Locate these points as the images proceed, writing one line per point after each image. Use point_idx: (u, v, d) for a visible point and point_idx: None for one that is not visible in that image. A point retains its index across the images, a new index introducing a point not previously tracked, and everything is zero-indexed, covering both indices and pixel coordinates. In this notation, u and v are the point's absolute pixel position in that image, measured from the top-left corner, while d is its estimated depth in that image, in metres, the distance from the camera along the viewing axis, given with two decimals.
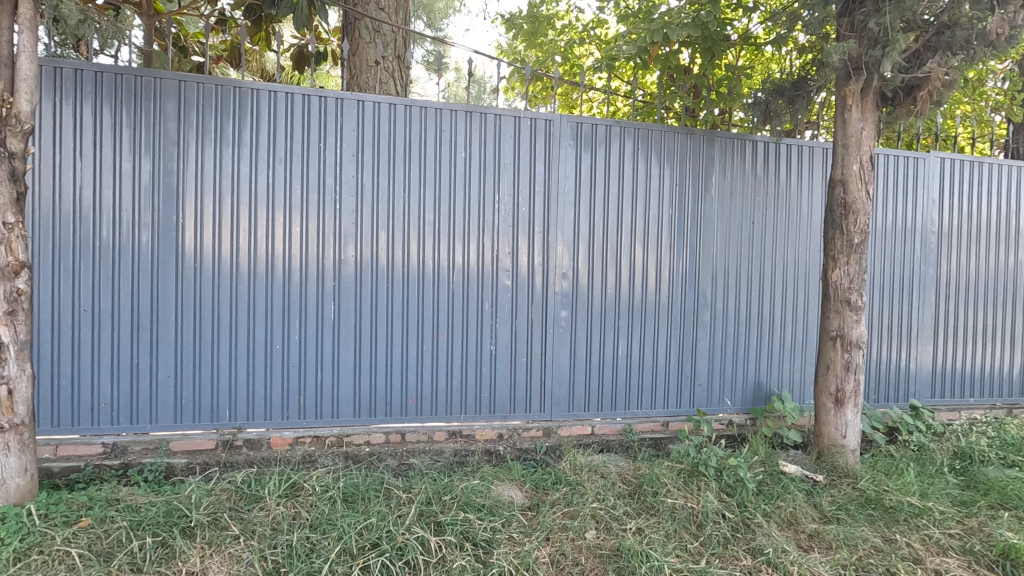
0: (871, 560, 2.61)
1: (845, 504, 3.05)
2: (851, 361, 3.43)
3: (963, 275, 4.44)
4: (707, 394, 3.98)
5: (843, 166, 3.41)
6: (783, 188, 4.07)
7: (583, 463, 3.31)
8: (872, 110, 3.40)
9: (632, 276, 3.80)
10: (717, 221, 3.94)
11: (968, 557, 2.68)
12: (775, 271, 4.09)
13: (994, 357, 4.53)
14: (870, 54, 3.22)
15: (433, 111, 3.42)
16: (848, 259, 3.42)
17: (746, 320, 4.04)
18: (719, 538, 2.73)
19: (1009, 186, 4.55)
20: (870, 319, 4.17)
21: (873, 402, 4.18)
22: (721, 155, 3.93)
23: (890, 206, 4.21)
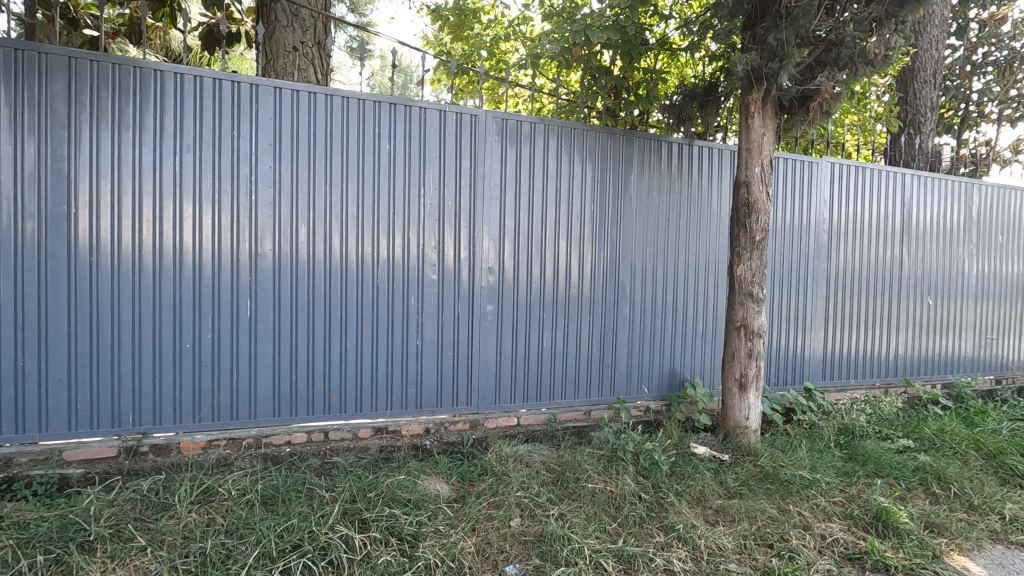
0: (767, 530, 2.86)
1: (747, 480, 3.32)
2: (753, 349, 3.73)
3: (849, 268, 4.92)
4: (627, 382, 4.18)
5: (746, 169, 3.69)
6: (695, 188, 4.33)
7: (509, 454, 3.39)
8: (772, 117, 3.69)
9: (556, 270, 3.91)
10: (636, 218, 4.13)
11: (848, 521, 3.01)
12: (688, 266, 4.35)
13: (874, 342, 5.07)
14: (769, 65, 3.49)
15: (356, 102, 3.34)
16: (751, 255, 3.70)
17: (662, 312, 4.27)
18: (636, 518, 2.90)
19: (887, 190, 5.09)
20: (771, 309, 4.54)
21: (773, 386, 4.56)
22: (639, 154, 4.12)
23: (788, 205, 4.59)
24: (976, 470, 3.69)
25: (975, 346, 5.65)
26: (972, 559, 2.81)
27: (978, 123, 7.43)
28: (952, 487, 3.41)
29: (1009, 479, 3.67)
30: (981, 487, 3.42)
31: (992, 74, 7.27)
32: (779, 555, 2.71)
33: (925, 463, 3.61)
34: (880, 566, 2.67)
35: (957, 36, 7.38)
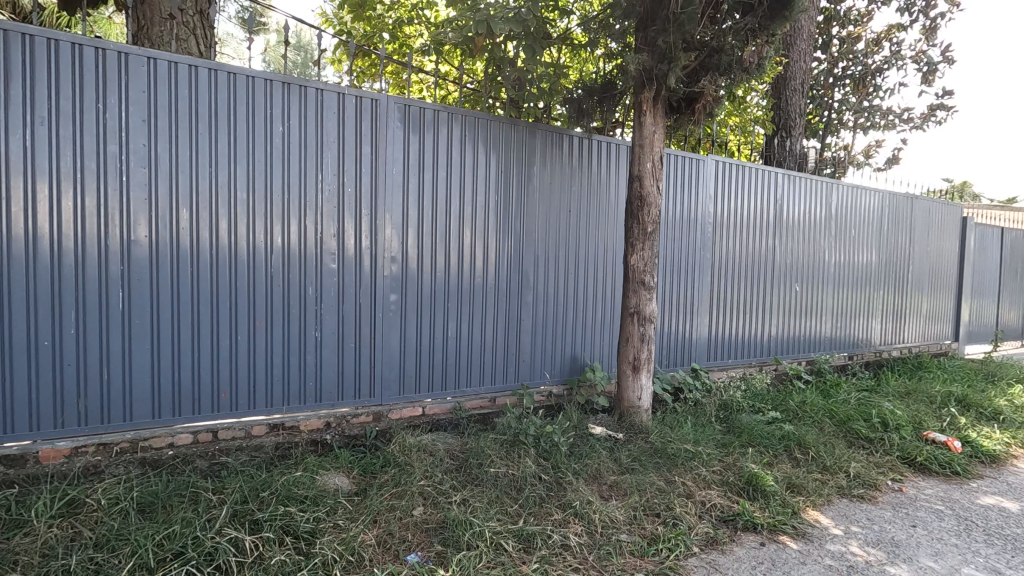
0: (655, 500, 3.09)
1: (638, 456, 3.56)
2: (645, 334, 3.98)
3: (730, 258, 5.37)
4: (530, 368, 4.29)
5: (639, 164, 3.91)
6: (595, 180, 4.51)
7: (412, 443, 3.38)
8: (662, 116, 3.92)
9: (461, 259, 3.92)
10: (539, 209, 4.23)
11: (725, 487, 3.32)
12: (588, 255, 4.53)
13: (750, 325, 5.58)
14: (659, 67, 3.71)
15: (244, 79, 3.12)
16: (643, 245, 3.93)
17: (564, 300, 4.43)
18: (535, 498, 3.01)
19: (763, 188, 5.60)
20: (663, 296, 4.86)
21: (664, 367, 4.89)
22: (542, 146, 4.21)
23: (678, 199, 4.92)
24: (830, 435, 4.20)
25: (833, 327, 6.40)
26: (824, 513, 3.21)
27: (838, 130, 8.37)
28: (810, 452, 3.86)
29: (856, 441, 4.21)
30: (833, 450, 3.90)
31: (850, 86, 8.20)
32: (665, 522, 2.93)
33: (789, 431, 4.06)
34: (749, 525, 2.98)
35: (822, 50, 8.25)
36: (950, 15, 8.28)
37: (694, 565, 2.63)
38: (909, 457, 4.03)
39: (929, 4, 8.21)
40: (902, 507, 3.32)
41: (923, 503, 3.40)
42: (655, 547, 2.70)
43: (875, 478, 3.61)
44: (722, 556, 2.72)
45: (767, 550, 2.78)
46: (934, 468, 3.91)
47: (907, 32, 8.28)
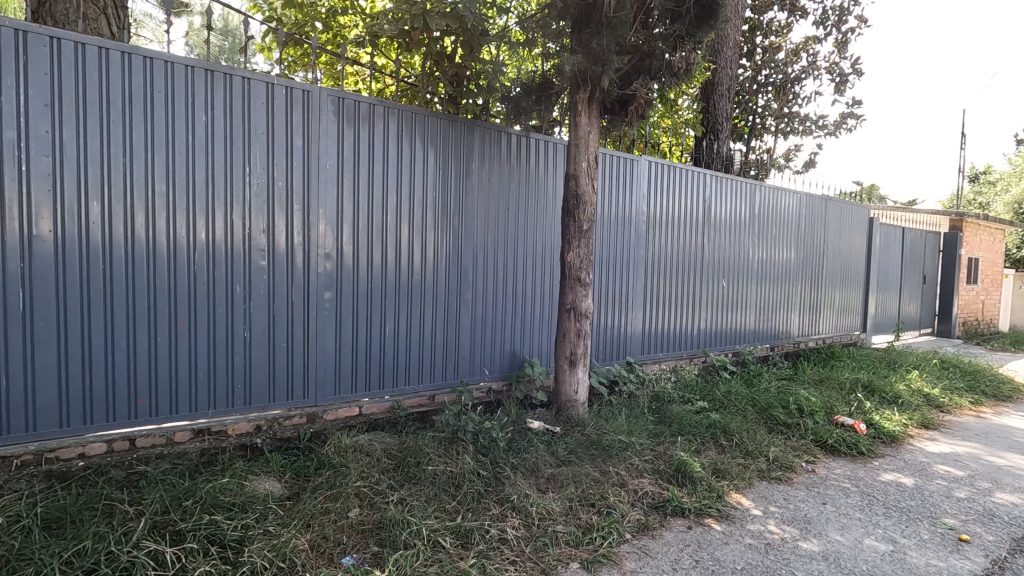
0: (590, 490, 3.18)
1: (575, 448, 3.64)
2: (581, 329, 4.07)
3: (662, 255, 5.59)
4: (470, 365, 4.30)
5: (575, 163, 3.99)
6: (533, 178, 4.56)
7: (348, 444, 3.31)
8: (596, 116, 4.02)
9: (399, 256, 3.86)
10: (478, 205, 4.24)
11: (656, 475, 3.47)
12: (527, 252, 4.58)
13: (681, 319, 5.84)
14: (593, 68, 3.80)
15: (162, 64, 2.94)
16: (579, 242, 4.02)
17: (503, 297, 4.46)
18: (474, 494, 3.03)
19: (692, 188, 5.86)
20: (599, 292, 4.99)
21: (601, 361, 5.03)
22: (480, 143, 4.22)
23: (612, 198, 5.06)
24: (752, 422, 4.47)
25: (756, 321, 6.79)
26: (746, 495, 3.41)
27: (762, 134, 8.86)
28: (734, 439, 4.09)
29: (775, 427, 4.50)
30: (754, 436, 4.15)
31: (771, 93, 8.70)
32: (599, 511, 3.02)
33: (715, 420, 4.28)
34: (678, 510, 3.12)
35: (747, 58, 8.69)
36: (858, 31, 8.94)
37: (626, 551, 2.73)
38: (821, 440, 4.35)
39: (840, 19, 8.82)
40: (814, 487, 3.59)
41: (832, 482, 3.69)
42: (589, 536, 2.78)
43: (791, 461, 3.88)
44: (652, 541, 2.84)
45: (694, 533, 2.92)
46: (843, 449, 4.24)
47: (822, 44, 8.86)
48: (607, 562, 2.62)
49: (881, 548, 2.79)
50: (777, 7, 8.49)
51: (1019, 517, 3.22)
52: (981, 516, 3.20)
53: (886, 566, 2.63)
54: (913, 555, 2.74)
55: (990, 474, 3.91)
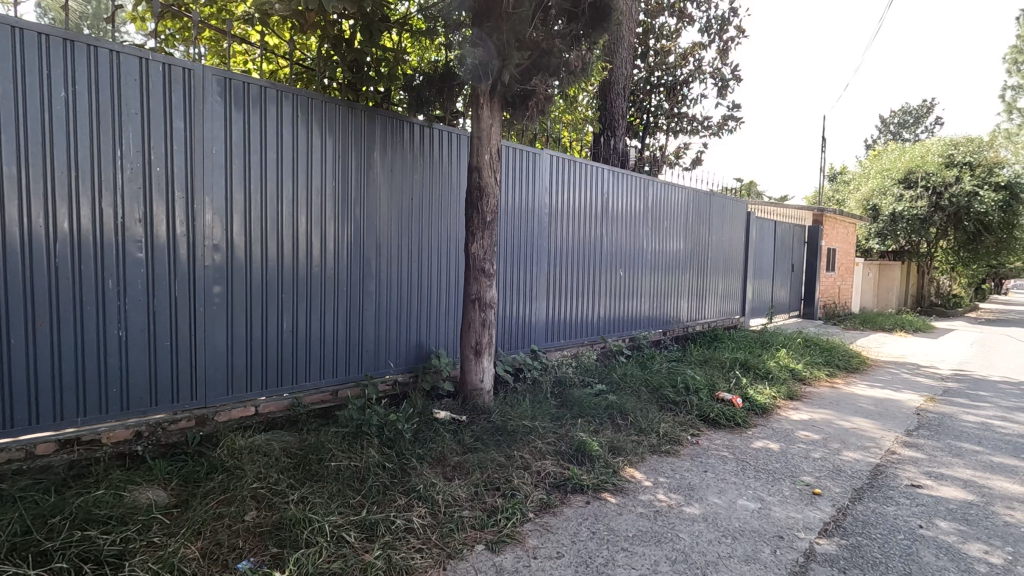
0: (495, 475, 3.28)
1: (480, 435, 3.73)
2: (486, 319, 4.15)
3: (564, 245, 5.81)
4: (374, 358, 4.23)
5: (477, 155, 4.04)
6: (436, 169, 4.55)
7: (243, 445, 3.16)
8: (498, 110, 4.10)
9: (296, 248, 3.70)
10: (380, 196, 4.16)
11: (558, 456, 3.64)
12: (431, 243, 4.58)
13: (583, 307, 6.12)
14: (494, 63, 3.84)
15: (9, 31, 2.60)
16: (483, 234, 4.08)
17: (408, 289, 4.43)
18: (379, 487, 3.01)
19: (591, 182, 6.13)
20: (503, 283, 5.10)
21: (506, 350, 5.15)
22: (381, 132, 4.13)
23: (516, 189, 5.17)
24: (645, 401, 4.81)
25: (650, 308, 7.26)
26: (639, 469, 3.68)
27: (655, 132, 9.44)
28: (628, 418, 4.39)
29: (665, 405, 4.88)
30: (647, 414, 4.48)
31: (663, 94, 9.28)
32: (504, 494, 3.12)
33: (612, 401, 4.56)
34: (578, 487, 3.31)
35: (641, 59, 9.19)
36: (737, 40, 9.75)
37: (529, 530, 2.85)
38: (704, 415, 4.79)
39: (722, 28, 9.57)
40: (698, 457, 3.94)
41: (713, 451, 4.07)
42: (494, 518, 2.87)
43: (678, 435, 4.24)
44: (554, 518, 2.98)
45: (592, 507, 3.11)
46: (722, 422, 4.69)
47: (706, 51, 9.57)
48: (511, 541, 2.72)
49: (750, 507, 3.14)
50: (667, 13, 9.05)
51: (860, 470, 3.76)
52: (831, 472, 3.70)
53: (754, 521, 2.97)
54: (776, 510, 3.11)
55: (839, 436, 4.51)
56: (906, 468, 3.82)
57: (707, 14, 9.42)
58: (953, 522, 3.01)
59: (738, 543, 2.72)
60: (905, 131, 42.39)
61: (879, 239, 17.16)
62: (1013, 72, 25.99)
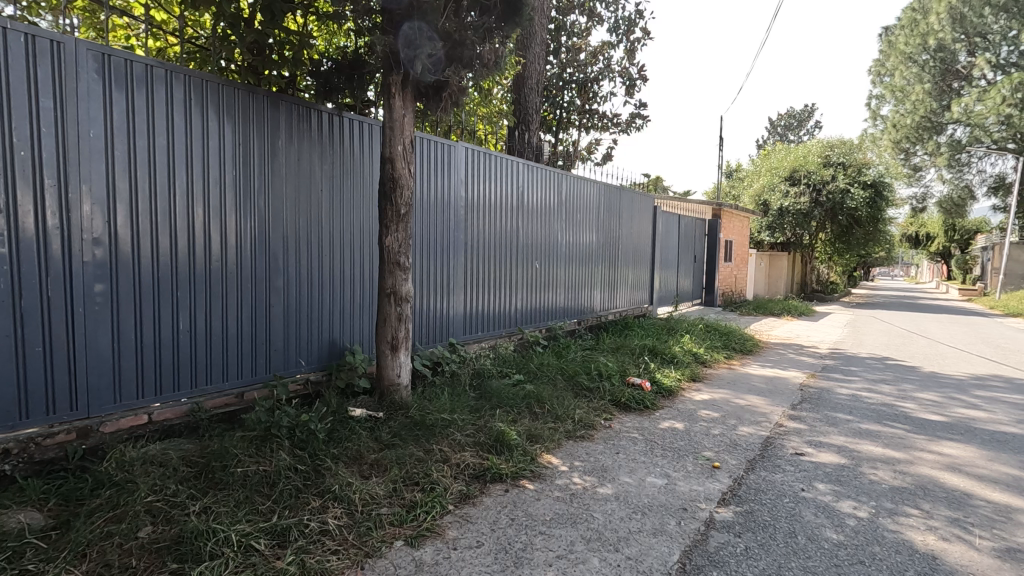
0: (414, 470, 3.24)
1: (398, 431, 3.68)
2: (402, 313, 4.08)
3: (480, 237, 5.83)
4: (284, 358, 4.03)
5: (390, 146, 3.95)
6: (346, 159, 4.39)
7: (134, 457, 2.91)
8: (411, 101, 4.04)
9: (191, 242, 3.43)
10: (285, 186, 3.95)
11: (477, 447, 3.67)
12: (343, 235, 4.42)
13: (500, 299, 6.19)
14: (405, 51, 3.76)
15: None
16: (397, 227, 4.00)
17: (319, 284, 4.25)
18: (291, 491, 2.88)
19: (506, 175, 6.18)
20: (420, 276, 5.03)
21: (423, 345, 5.10)
22: (286, 119, 3.92)
23: (430, 181, 5.10)
24: (561, 389, 4.97)
25: (565, 299, 7.48)
26: (556, 455, 3.80)
27: (568, 127, 9.69)
28: (545, 406, 4.51)
29: (580, 392, 5.07)
30: (563, 402, 4.63)
31: (575, 90, 9.53)
32: (423, 488, 3.10)
33: (529, 391, 4.66)
34: (496, 477, 3.36)
35: (554, 55, 9.36)
36: (643, 42, 10.21)
37: (448, 522, 2.86)
38: (616, 400, 5.02)
39: (629, 29, 9.97)
40: (611, 440, 4.13)
41: (625, 434, 4.28)
42: (413, 514, 2.85)
43: (592, 420, 4.42)
44: (473, 508, 3.01)
45: (510, 495, 3.17)
46: (632, 406, 4.94)
47: (614, 50, 9.94)
48: (430, 535, 2.72)
49: (658, 483, 3.34)
50: (577, 11, 9.29)
51: (753, 443, 4.11)
52: (728, 447, 4.02)
53: (661, 496, 3.17)
54: (680, 484, 3.34)
55: (735, 413, 4.91)
56: (792, 438, 4.23)
57: (615, 14, 9.78)
58: (829, 484, 3.38)
59: (647, 518, 2.89)
60: (790, 133, 46.41)
61: (769, 232, 18.73)
62: (876, 83, 29.29)
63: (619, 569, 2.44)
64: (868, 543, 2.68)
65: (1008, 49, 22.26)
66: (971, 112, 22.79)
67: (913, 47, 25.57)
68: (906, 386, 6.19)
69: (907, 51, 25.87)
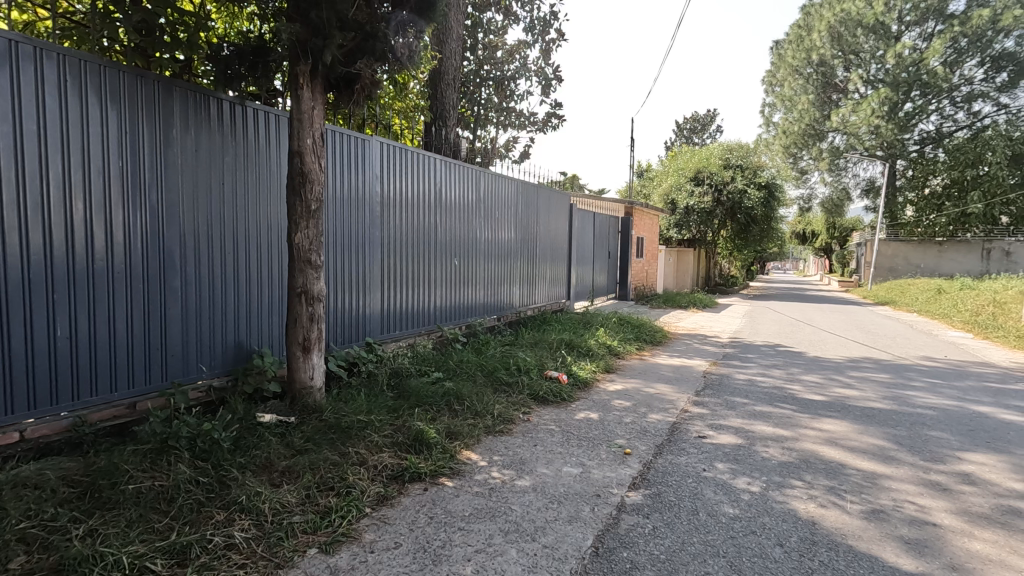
0: (328, 475, 3.14)
1: (312, 435, 3.54)
2: (314, 313, 3.93)
3: (397, 234, 5.71)
4: (183, 364, 3.75)
5: (298, 139, 3.78)
6: (250, 152, 4.16)
7: (2, 480, 2.59)
8: (320, 92, 3.88)
9: (69, 240, 3.10)
10: (181, 179, 3.67)
11: (395, 447, 3.62)
12: (248, 231, 4.18)
13: (419, 297, 6.11)
14: (313, 41, 3.61)
15: None
16: (307, 223, 3.83)
17: (222, 284, 4.00)
18: (192, 505, 2.70)
19: (423, 171, 6.09)
20: (333, 275, 4.85)
21: (339, 345, 4.94)
22: (181, 106, 3.64)
23: (342, 176, 4.93)
24: (480, 386, 5.00)
25: (484, 295, 7.52)
26: (475, 450, 3.82)
27: (486, 124, 9.73)
28: (464, 403, 4.53)
29: (500, 387, 5.13)
30: (482, 397, 4.66)
31: (492, 88, 9.57)
32: (338, 493, 3.02)
33: (448, 388, 4.65)
34: (415, 476, 3.33)
35: (470, 51, 9.35)
36: (558, 43, 10.44)
37: (365, 525, 2.80)
38: (535, 394, 5.13)
39: (544, 30, 10.16)
40: (529, 433, 4.22)
41: (542, 426, 4.39)
42: (328, 519, 2.77)
43: (510, 415, 4.48)
44: (391, 509, 2.97)
45: (429, 493, 3.16)
46: (550, 399, 5.07)
47: (530, 49, 10.08)
48: (346, 540, 2.65)
49: (573, 472, 3.47)
50: (494, 9, 9.32)
51: (661, 429, 4.36)
52: (639, 433, 4.23)
53: (576, 485, 3.29)
54: (594, 472, 3.48)
55: (646, 401, 5.18)
56: (696, 423, 4.54)
57: (531, 14, 9.90)
58: (727, 463, 3.66)
59: (562, 507, 2.99)
60: (695, 136, 49.37)
61: (677, 229, 19.81)
62: (769, 92, 31.84)
63: (536, 558, 2.50)
64: (760, 514, 2.93)
65: (877, 67, 24.97)
66: (848, 122, 25.43)
67: (799, 61, 28.06)
68: (794, 370, 6.81)
69: (794, 64, 28.34)
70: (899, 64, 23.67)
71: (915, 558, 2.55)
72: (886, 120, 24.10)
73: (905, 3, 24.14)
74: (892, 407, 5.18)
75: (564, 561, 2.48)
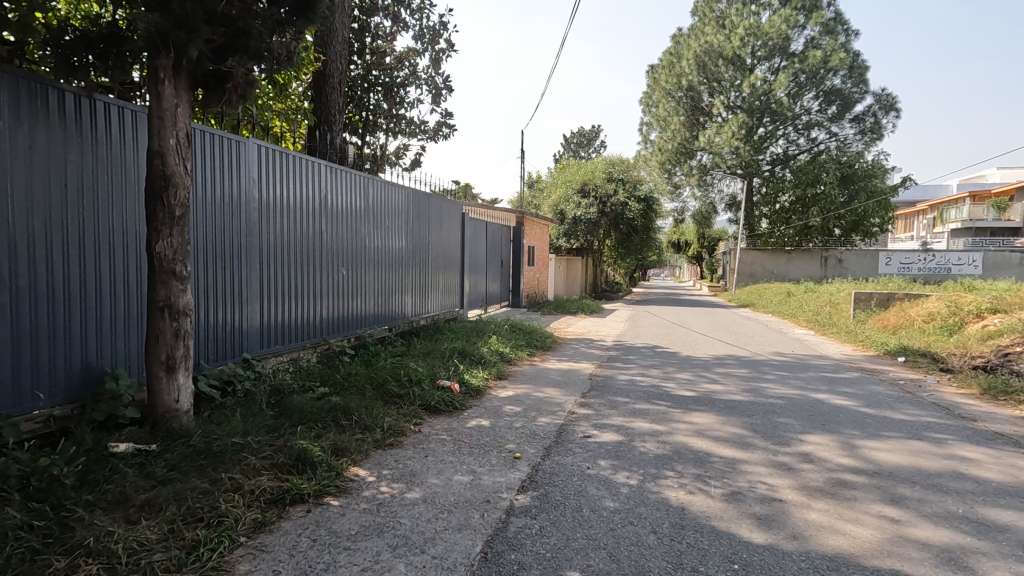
0: (197, 505, 2.87)
1: (177, 463, 3.23)
2: (180, 329, 3.59)
3: (277, 241, 5.39)
4: (14, 392, 3.24)
5: (159, 138, 3.44)
6: (99, 151, 3.72)
7: None
8: (185, 89, 3.57)
9: None
10: (10, 179, 3.19)
11: (275, 469, 3.40)
12: (98, 239, 3.72)
13: (303, 309, 5.80)
14: (176, 33, 3.29)
15: None
16: (171, 230, 3.50)
17: (64, 298, 3.52)
18: (23, 555, 2.33)
19: (305, 177, 5.80)
20: (202, 286, 4.46)
21: (210, 363, 4.55)
22: (10, 96, 3.17)
23: (213, 180, 4.56)
24: (370, 399, 4.85)
25: (374, 305, 7.31)
26: (363, 466, 3.71)
27: (375, 130, 9.51)
28: (352, 417, 4.36)
29: (390, 399, 5.01)
30: (371, 410, 4.53)
31: (380, 94, 9.37)
32: (208, 524, 2.78)
33: (336, 403, 4.47)
34: (297, 497, 3.16)
35: (357, 55, 9.12)
36: (447, 53, 10.49)
37: (239, 555, 2.60)
38: (426, 404, 5.08)
39: (434, 40, 10.17)
40: (420, 444, 4.17)
41: (434, 436, 4.36)
42: (195, 554, 2.53)
43: (401, 427, 4.40)
44: (269, 535, 2.79)
45: (313, 514, 3.01)
46: (442, 408, 5.06)
47: (421, 58, 10.04)
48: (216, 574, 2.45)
49: (465, 480, 3.49)
50: (382, 14, 9.16)
51: (549, 432, 4.53)
52: (528, 437, 4.35)
53: (466, 492, 3.31)
54: (484, 478, 3.53)
55: (535, 405, 5.34)
56: (582, 423, 4.76)
57: (420, 22, 9.86)
58: (609, 460, 3.88)
59: (452, 516, 2.99)
60: (581, 150, 51.82)
61: (566, 238, 20.64)
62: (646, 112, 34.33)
63: (424, 570, 2.48)
64: (636, 505, 3.15)
65: (735, 94, 27.94)
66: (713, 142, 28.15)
67: (671, 85, 30.55)
68: (669, 369, 7.38)
69: (667, 87, 30.76)
70: (752, 92, 26.68)
71: (764, 531, 2.88)
72: (744, 141, 27.02)
73: (756, 40, 27.28)
74: (749, 399, 5.80)
75: (452, 570, 2.49)
